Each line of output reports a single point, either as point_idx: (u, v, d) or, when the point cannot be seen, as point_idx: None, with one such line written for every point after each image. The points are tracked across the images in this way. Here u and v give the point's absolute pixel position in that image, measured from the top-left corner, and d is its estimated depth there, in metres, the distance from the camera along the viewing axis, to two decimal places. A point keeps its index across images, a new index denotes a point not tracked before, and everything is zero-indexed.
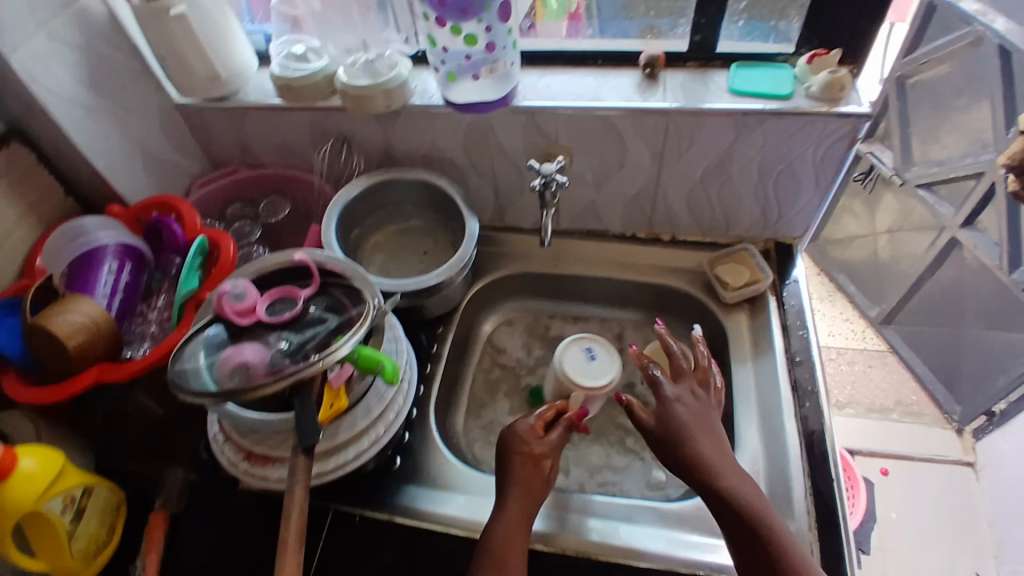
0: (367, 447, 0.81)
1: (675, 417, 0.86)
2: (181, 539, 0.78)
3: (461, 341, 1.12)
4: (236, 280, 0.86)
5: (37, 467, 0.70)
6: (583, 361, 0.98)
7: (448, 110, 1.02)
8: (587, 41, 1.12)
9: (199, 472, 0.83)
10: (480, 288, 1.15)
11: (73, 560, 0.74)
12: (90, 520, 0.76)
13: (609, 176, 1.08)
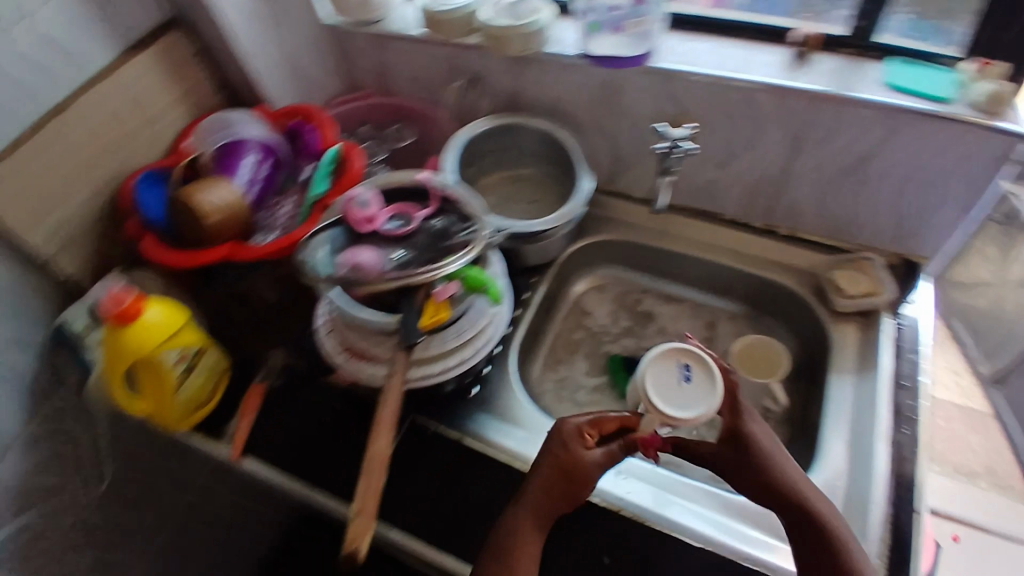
0: (452, 365, 0.82)
1: (749, 437, 0.77)
2: (273, 410, 0.83)
3: (551, 296, 1.11)
4: (364, 189, 0.89)
5: (151, 317, 0.76)
6: (673, 379, 0.81)
7: (585, 62, 1.00)
8: (733, 11, 1.08)
9: (298, 357, 0.88)
10: (579, 249, 1.14)
11: (178, 406, 0.80)
12: (197, 376, 0.82)
13: (735, 156, 1.04)
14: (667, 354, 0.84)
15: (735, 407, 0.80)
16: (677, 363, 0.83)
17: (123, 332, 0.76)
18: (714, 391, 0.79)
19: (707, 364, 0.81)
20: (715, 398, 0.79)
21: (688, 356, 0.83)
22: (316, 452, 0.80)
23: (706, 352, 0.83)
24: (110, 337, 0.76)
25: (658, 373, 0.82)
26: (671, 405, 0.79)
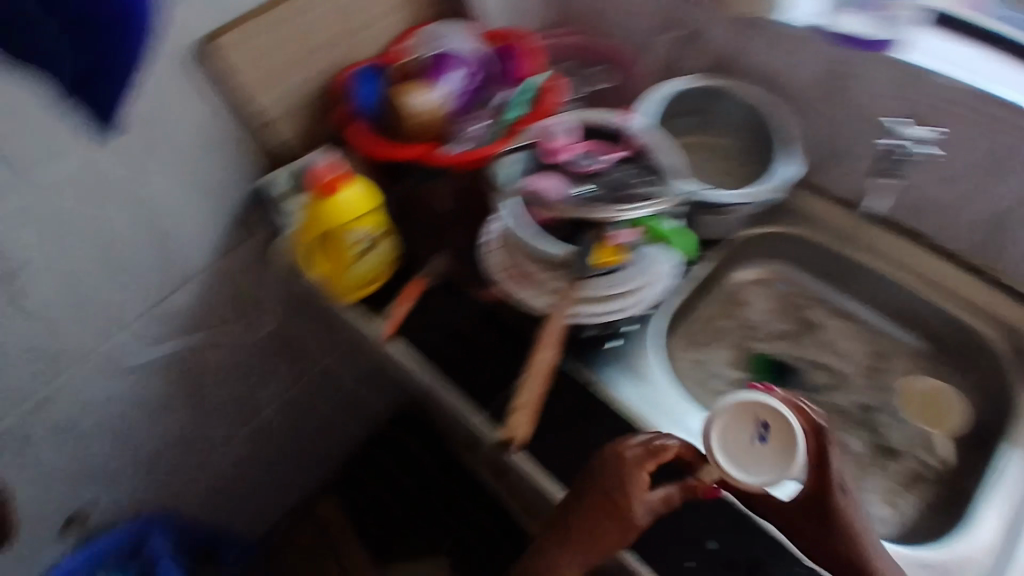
0: (605, 311, 0.78)
1: (838, 504, 0.61)
2: (424, 305, 0.86)
3: (707, 279, 0.92)
4: (564, 117, 0.84)
5: (346, 195, 0.81)
6: (746, 436, 0.63)
7: (824, 40, 0.83)
8: (993, 19, 0.86)
9: (455, 263, 0.88)
10: (748, 235, 0.94)
11: (351, 279, 0.85)
12: (373, 259, 0.85)
13: (987, 178, 0.80)
14: (741, 405, 0.64)
15: (821, 462, 0.61)
16: (754, 416, 0.64)
17: (319, 203, 0.80)
18: (795, 454, 0.61)
19: (787, 418, 0.62)
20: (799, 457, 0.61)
21: (767, 410, 0.63)
22: (453, 355, 0.82)
23: (789, 402, 0.63)
24: (308, 207, 0.81)
25: (724, 431, 0.64)
26: (739, 469, 0.62)
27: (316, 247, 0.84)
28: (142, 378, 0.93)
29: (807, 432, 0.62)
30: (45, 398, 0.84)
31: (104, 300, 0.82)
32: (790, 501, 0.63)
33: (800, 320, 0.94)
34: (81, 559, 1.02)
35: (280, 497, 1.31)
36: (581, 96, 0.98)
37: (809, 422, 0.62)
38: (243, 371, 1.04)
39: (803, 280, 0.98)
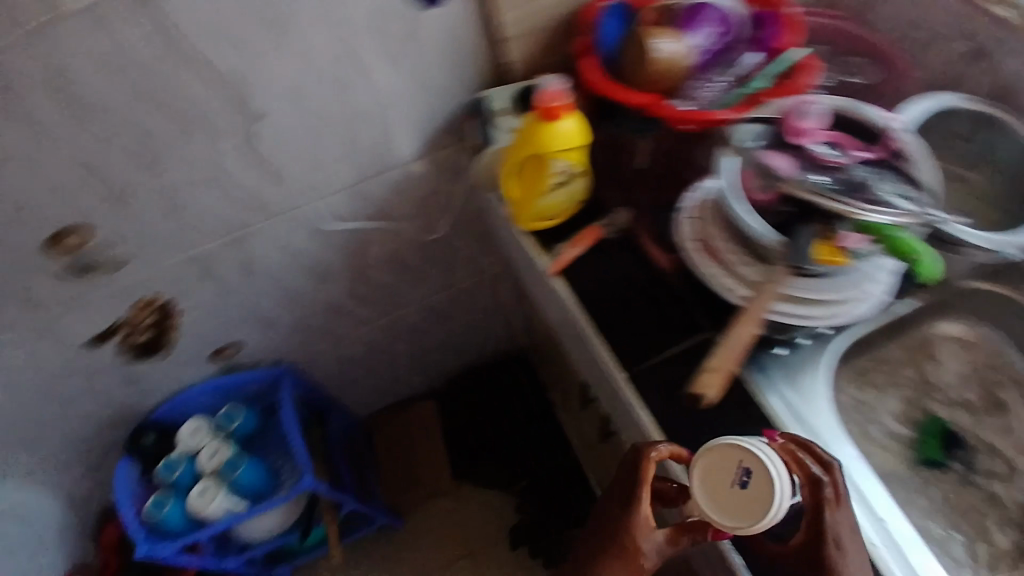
0: (796, 316, 0.69)
1: (834, 560, 0.54)
2: (595, 257, 0.82)
3: (900, 320, 0.80)
4: (812, 100, 0.74)
5: (565, 128, 0.74)
6: (727, 480, 0.56)
7: None
8: None
9: (637, 223, 0.82)
10: (964, 287, 0.81)
11: (536, 208, 0.81)
12: (562, 195, 0.81)
13: None
14: (721, 446, 0.57)
15: (815, 505, 0.55)
16: (732, 459, 0.57)
17: (536, 126, 0.74)
18: (772, 502, 0.54)
19: (766, 462, 0.55)
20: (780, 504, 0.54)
21: (742, 452, 0.56)
22: (612, 313, 0.78)
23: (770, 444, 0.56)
24: (529, 124, 0.76)
25: (703, 474, 0.57)
26: (719, 513, 0.56)
27: (514, 164, 0.79)
28: (318, 245, 0.99)
29: (804, 483, 0.56)
30: (239, 239, 0.92)
31: (310, 170, 0.87)
32: (785, 548, 0.57)
33: (990, 397, 0.79)
34: (225, 382, 1.12)
35: (392, 382, 1.39)
36: (830, 87, 0.86)
37: (807, 474, 0.56)
38: (400, 259, 1.09)
39: (1009, 355, 0.80)
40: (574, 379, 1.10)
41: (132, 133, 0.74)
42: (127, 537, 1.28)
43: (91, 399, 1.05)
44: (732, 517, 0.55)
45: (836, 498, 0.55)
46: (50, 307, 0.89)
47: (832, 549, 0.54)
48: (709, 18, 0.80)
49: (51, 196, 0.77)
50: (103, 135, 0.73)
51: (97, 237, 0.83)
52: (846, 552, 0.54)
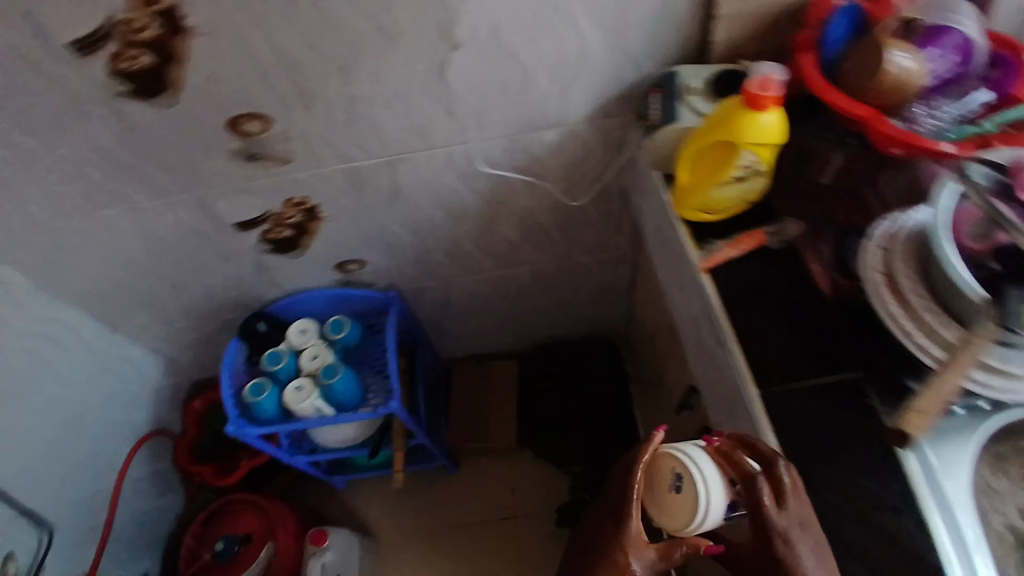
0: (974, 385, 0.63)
1: (783, 555, 0.53)
2: (749, 262, 0.77)
3: None
4: None
5: (768, 123, 0.69)
6: (664, 486, 0.60)
7: None
8: None
9: (807, 241, 0.77)
10: None
11: (704, 199, 0.76)
12: (734, 191, 0.75)
13: None
14: (660, 453, 0.61)
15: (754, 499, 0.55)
16: (666, 466, 0.60)
17: (739, 113, 0.69)
18: (700, 506, 0.56)
19: (690, 466, 0.57)
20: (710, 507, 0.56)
21: (672, 458, 0.59)
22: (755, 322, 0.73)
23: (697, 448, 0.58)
24: (722, 110, 0.71)
25: (648, 480, 0.61)
26: (663, 515, 0.59)
27: (695, 148, 0.74)
28: (462, 188, 0.99)
29: (742, 481, 0.56)
30: (394, 162, 0.92)
31: (482, 111, 0.86)
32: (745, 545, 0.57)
33: None
34: (337, 294, 1.17)
35: (479, 331, 1.42)
36: None
37: (742, 472, 0.56)
38: (530, 220, 1.08)
39: None
40: (670, 378, 1.08)
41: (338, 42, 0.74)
42: (212, 409, 1.38)
43: (218, 279, 1.12)
44: (678, 521, 0.58)
45: (777, 498, 0.55)
46: (208, 192, 0.93)
47: (780, 545, 0.53)
48: (948, 44, 0.71)
49: (244, 88, 0.78)
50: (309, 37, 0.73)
51: (271, 133, 0.84)
52: (796, 547, 0.53)
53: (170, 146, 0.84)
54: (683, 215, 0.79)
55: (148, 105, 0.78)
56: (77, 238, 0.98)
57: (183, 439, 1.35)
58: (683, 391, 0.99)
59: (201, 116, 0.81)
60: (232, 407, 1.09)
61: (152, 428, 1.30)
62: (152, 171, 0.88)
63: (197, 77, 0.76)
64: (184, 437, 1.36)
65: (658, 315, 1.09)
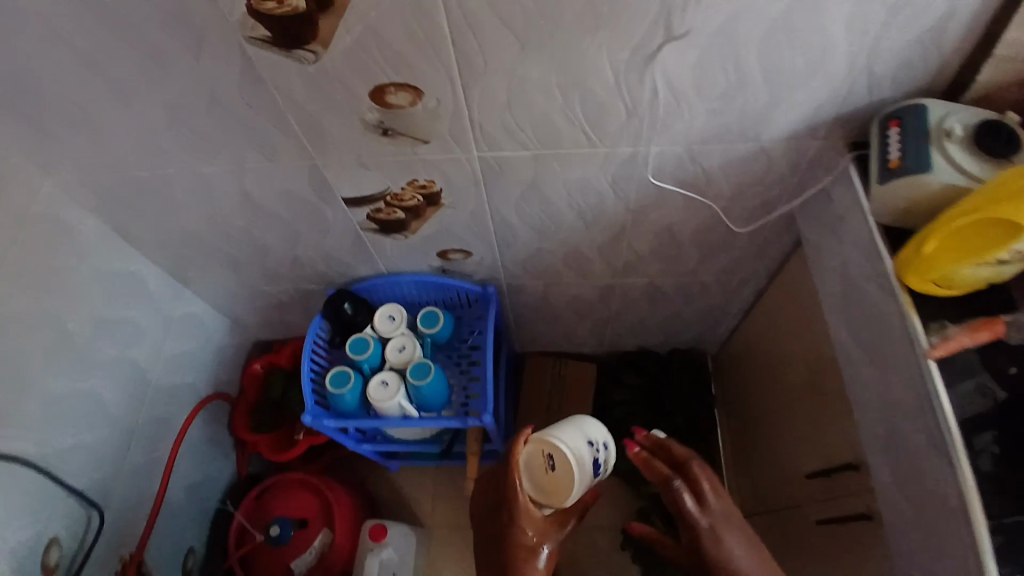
0: None
1: (714, 548, 0.68)
2: (977, 357, 0.64)
3: None
4: None
5: None
6: (541, 467, 0.88)
7: None
8: None
9: None
10: None
11: (954, 275, 0.62)
12: (991, 272, 0.62)
13: None
14: (536, 443, 0.89)
15: (677, 498, 0.72)
16: (544, 453, 0.88)
17: None
18: (571, 473, 0.86)
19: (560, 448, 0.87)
20: (578, 472, 0.87)
21: (548, 447, 0.88)
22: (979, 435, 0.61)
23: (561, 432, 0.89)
24: (1016, 180, 0.57)
25: (532, 472, 0.88)
26: (547, 492, 0.87)
27: (962, 215, 0.60)
28: (609, 196, 0.85)
29: (664, 482, 0.74)
30: (545, 158, 0.78)
31: (667, 120, 0.71)
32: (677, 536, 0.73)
33: None
34: (435, 281, 1.07)
35: (564, 330, 1.31)
36: None
37: (664, 474, 0.74)
38: (670, 236, 0.94)
39: None
40: (799, 432, 0.97)
41: (529, 18, 0.58)
42: (271, 376, 1.29)
43: (306, 250, 1.00)
44: (557, 492, 0.87)
45: (697, 496, 0.72)
46: (323, 163, 0.79)
47: (708, 538, 0.69)
48: None
49: (399, 56, 0.63)
50: (496, 8, 0.57)
51: (415, 109, 0.69)
52: (722, 538, 0.69)
53: (292, 111, 0.70)
54: (907, 283, 0.66)
55: (283, 57, 0.63)
56: (162, 195, 0.86)
57: (240, 404, 1.28)
58: (828, 459, 0.87)
59: (337, 82, 0.66)
60: (308, 394, 1.00)
61: (209, 392, 1.21)
62: (264, 135, 0.74)
63: (346, 35, 0.60)
64: (241, 402, 1.28)
65: (796, 361, 0.97)
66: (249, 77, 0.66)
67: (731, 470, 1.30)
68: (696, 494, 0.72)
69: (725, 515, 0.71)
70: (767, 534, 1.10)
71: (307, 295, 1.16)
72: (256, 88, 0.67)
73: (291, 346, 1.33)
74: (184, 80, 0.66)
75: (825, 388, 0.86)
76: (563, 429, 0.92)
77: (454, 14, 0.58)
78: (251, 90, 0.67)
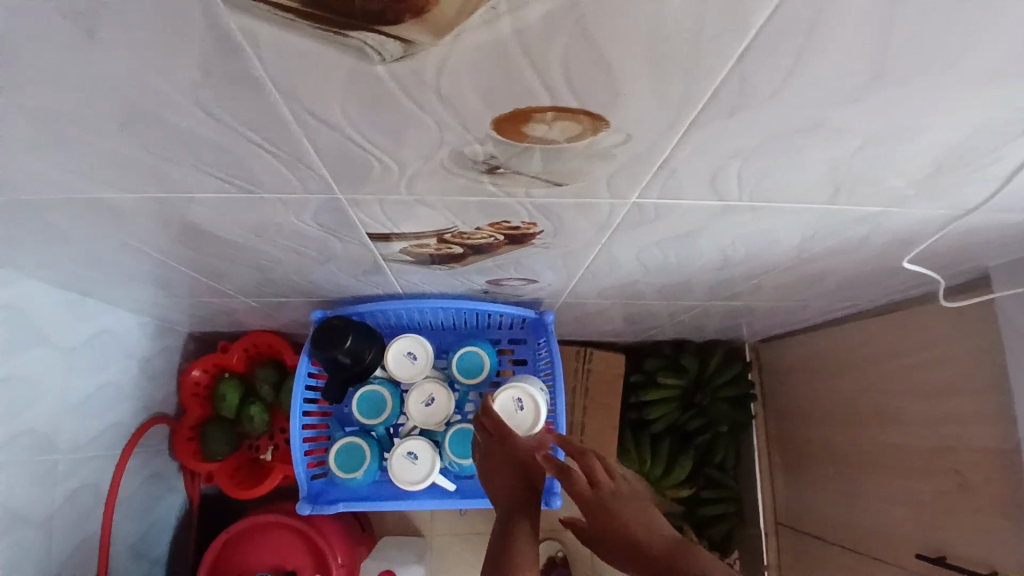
0: None
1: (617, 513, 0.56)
2: None
3: None
4: None
5: None
6: (507, 409, 0.75)
7: None
8: None
9: None
10: None
11: None
12: None
13: None
14: (507, 406, 0.75)
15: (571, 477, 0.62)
16: (511, 397, 0.75)
17: None
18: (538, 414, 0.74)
19: (532, 389, 0.75)
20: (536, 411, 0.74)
21: (511, 400, 0.75)
22: None
23: (520, 389, 0.75)
24: None
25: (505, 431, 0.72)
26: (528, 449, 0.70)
27: None
28: (785, 247, 0.56)
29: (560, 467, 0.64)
30: (736, 210, 0.46)
31: (973, 185, 0.42)
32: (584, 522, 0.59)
33: None
34: (471, 305, 0.76)
35: (602, 327, 1.06)
36: None
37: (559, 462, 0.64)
38: (818, 278, 0.69)
39: None
40: (903, 495, 0.79)
41: (937, 31, 0.26)
42: (221, 387, 1.02)
43: (286, 272, 0.65)
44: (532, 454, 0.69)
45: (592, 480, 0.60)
46: (351, 197, 0.43)
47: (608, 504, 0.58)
48: None
49: (601, 71, 0.28)
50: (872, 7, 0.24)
51: (570, 146, 0.35)
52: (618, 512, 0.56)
53: (314, 134, 0.34)
54: None
55: (325, 42, 0.26)
56: (32, 210, 0.47)
57: (181, 427, 1.02)
58: (948, 545, 0.71)
59: (438, 101, 0.30)
60: (303, 473, 0.73)
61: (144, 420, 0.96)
62: (243, 160, 0.37)
63: (508, 22, 0.24)
64: (182, 424, 1.02)
65: (920, 424, 0.76)
66: (232, 74, 0.29)
67: (770, 475, 1.18)
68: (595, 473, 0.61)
69: (622, 494, 0.59)
70: (815, 561, 1.01)
71: (274, 302, 0.81)
72: (245, 91, 0.30)
73: (245, 343, 1.03)
74: (66, 66, 0.28)
75: (976, 480, 0.69)
76: (510, 393, 0.75)
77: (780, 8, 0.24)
78: (233, 95, 0.30)
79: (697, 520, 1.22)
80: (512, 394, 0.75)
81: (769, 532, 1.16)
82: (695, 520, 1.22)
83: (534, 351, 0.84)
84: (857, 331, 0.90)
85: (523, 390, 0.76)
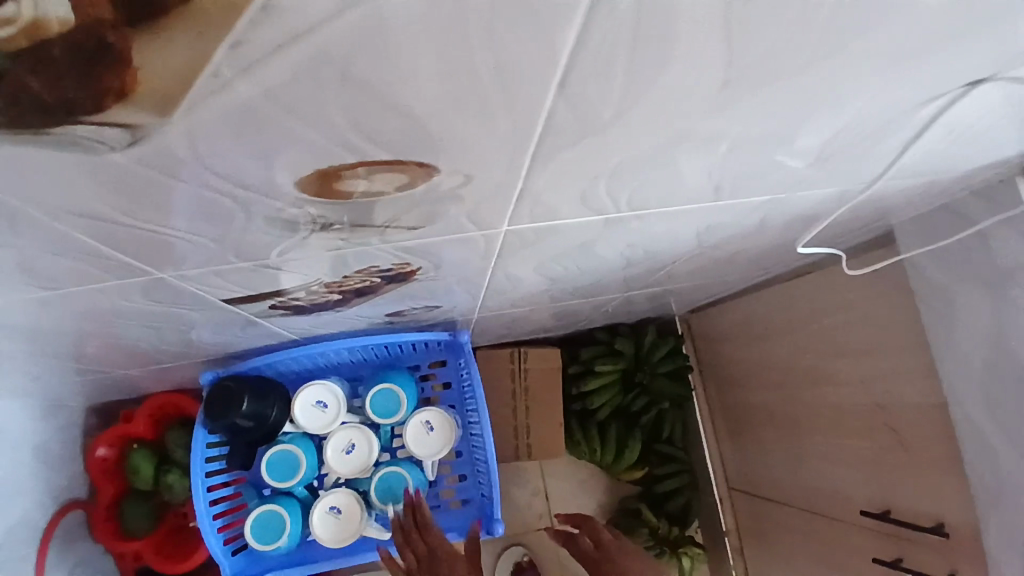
0: None
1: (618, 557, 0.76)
2: None
3: None
4: None
5: None
6: (419, 431, 0.74)
7: None
8: None
9: None
10: None
11: None
12: None
13: None
14: (417, 435, 0.73)
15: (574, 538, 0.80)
16: (419, 420, 0.74)
17: None
18: (447, 434, 0.74)
19: (439, 411, 0.74)
20: (443, 430, 0.74)
21: (419, 428, 0.74)
22: None
23: (423, 412, 0.74)
24: None
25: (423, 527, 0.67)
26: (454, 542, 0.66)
27: None
28: (685, 241, 0.54)
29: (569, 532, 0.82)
30: (620, 220, 0.43)
31: (862, 159, 0.41)
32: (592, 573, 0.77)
33: None
34: (377, 339, 0.71)
35: (530, 326, 1.02)
36: None
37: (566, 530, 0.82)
38: (728, 259, 0.68)
39: None
40: (848, 454, 0.81)
41: (795, 28, 0.22)
42: (131, 460, 0.92)
43: (155, 343, 0.57)
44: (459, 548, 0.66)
45: (597, 540, 0.79)
46: (182, 274, 0.37)
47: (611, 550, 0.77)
48: None
49: (401, 120, 0.23)
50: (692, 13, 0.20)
51: (405, 194, 0.30)
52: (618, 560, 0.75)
53: (82, 226, 0.28)
54: None
55: (21, 142, 0.20)
56: None
57: (99, 509, 0.92)
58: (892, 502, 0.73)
59: (214, 175, 0.24)
60: (220, 551, 0.67)
61: (52, 518, 0.85)
62: (21, 265, 0.32)
63: (247, 88, 0.19)
64: (99, 505, 0.92)
65: (849, 381, 0.77)
66: None
67: (718, 442, 1.20)
68: (601, 532, 0.79)
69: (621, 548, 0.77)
70: (771, 521, 1.03)
71: (162, 368, 0.72)
72: None
73: (150, 407, 0.94)
74: None
75: (905, 432, 0.70)
76: (417, 422, 0.74)
77: (583, 30, 0.20)
78: None
79: (654, 497, 1.21)
80: (419, 422, 0.74)
81: (721, 496, 1.19)
82: (651, 499, 1.22)
83: (458, 372, 0.80)
84: (777, 294, 0.90)
85: (427, 411, 0.74)
